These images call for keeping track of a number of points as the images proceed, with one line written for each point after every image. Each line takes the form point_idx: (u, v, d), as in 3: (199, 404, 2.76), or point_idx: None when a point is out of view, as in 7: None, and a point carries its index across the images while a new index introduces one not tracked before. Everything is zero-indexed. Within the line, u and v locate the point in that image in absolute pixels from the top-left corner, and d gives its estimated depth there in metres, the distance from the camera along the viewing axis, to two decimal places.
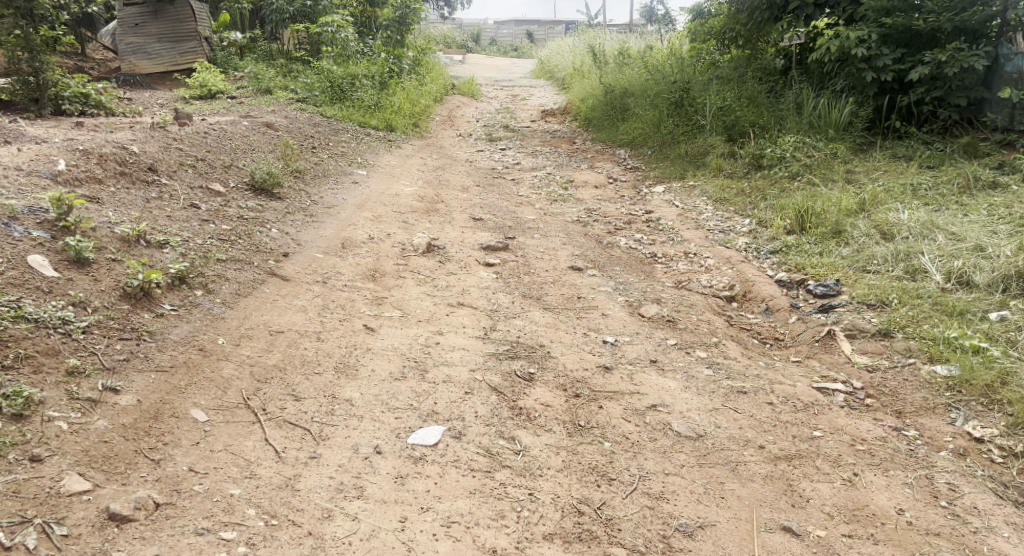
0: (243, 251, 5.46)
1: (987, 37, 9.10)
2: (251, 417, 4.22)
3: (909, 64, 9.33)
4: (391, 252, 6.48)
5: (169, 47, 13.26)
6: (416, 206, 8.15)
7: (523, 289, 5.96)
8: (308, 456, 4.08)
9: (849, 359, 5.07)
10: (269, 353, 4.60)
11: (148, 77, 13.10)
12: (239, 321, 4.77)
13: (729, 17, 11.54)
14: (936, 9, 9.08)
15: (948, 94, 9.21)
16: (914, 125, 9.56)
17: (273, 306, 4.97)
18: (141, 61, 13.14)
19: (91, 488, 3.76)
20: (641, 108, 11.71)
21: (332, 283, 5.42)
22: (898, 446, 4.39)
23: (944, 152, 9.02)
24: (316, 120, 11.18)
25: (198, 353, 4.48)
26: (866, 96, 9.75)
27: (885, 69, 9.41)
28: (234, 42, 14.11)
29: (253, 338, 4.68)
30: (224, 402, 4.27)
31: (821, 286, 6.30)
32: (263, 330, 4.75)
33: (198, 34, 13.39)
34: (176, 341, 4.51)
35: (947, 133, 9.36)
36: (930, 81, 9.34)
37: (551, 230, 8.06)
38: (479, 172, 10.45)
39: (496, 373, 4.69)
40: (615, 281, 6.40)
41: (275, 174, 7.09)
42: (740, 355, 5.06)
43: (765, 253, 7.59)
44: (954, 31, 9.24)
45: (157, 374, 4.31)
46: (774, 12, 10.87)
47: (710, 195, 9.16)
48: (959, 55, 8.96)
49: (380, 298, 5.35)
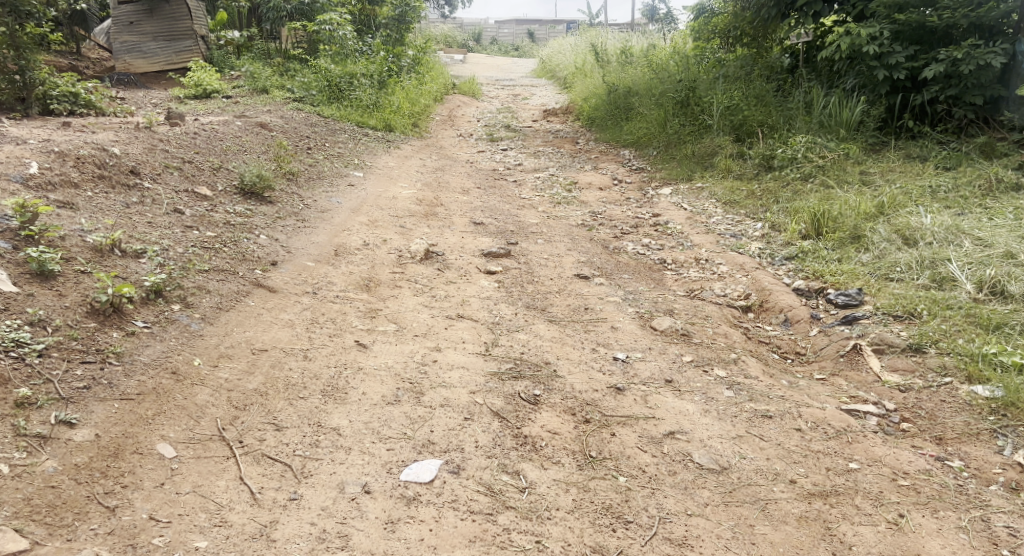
0: (228, 260, 5.11)
1: (1004, 34, 8.75)
2: (225, 451, 3.88)
3: (923, 62, 8.97)
4: (387, 259, 6.13)
5: (164, 45, 12.92)
6: (414, 210, 7.80)
7: (527, 300, 5.61)
8: (288, 498, 3.72)
9: (879, 377, 4.72)
10: (250, 376, 4.25)
11: (143, 78, 12.72)
12: (219, 339, 4.42)
13: (735, 14, 11.19)
14: (951, 5, 8.73)
15: (963, 93, 8.85)
16: (928, 125, 9.20)
17: (257, 321, 4.62)
18: (136, 60, 12.75)
19: (28, 547, 3.39)
20: (645, 107, 11.35)
21: (322, 295, 5.07)
22: (946, 481, 4.03)
23: (960, 152, 8.66)
24: (312, 120, 10.83)
25: (170, 378, 4.13)
26: (877, 95, 9.39)
27: (898, 66, 9.06)
28: (230, 40, 13.77)
29: (234, 359, 4.33)
30: (196, 435, 3.92)
31: (842, 296, 5.95)
32: (245, 349, 4.41)
33: (194, 33, 13.05)
34: (147, 364, 4.17)
35: (963, 132, 8.99)
36: (944, 79, 9.00)
37: (555, 234, 7.71)
38: (481, 173, 10.09)
39: (499, 395, 4.34)
40: (624, 290, 6.04)
41: (266, 176, 6.74)
42: (761, 373, 4.70)
43: (779, 260, 7.24)
44: (970, 28, 8.89)
45: (121, 403, 3.96)
46: (781, 9, 10.43)
47: (719, 197, 8.81)
48: (975, 52, 8.61)
49: (375, 310, 5.00)
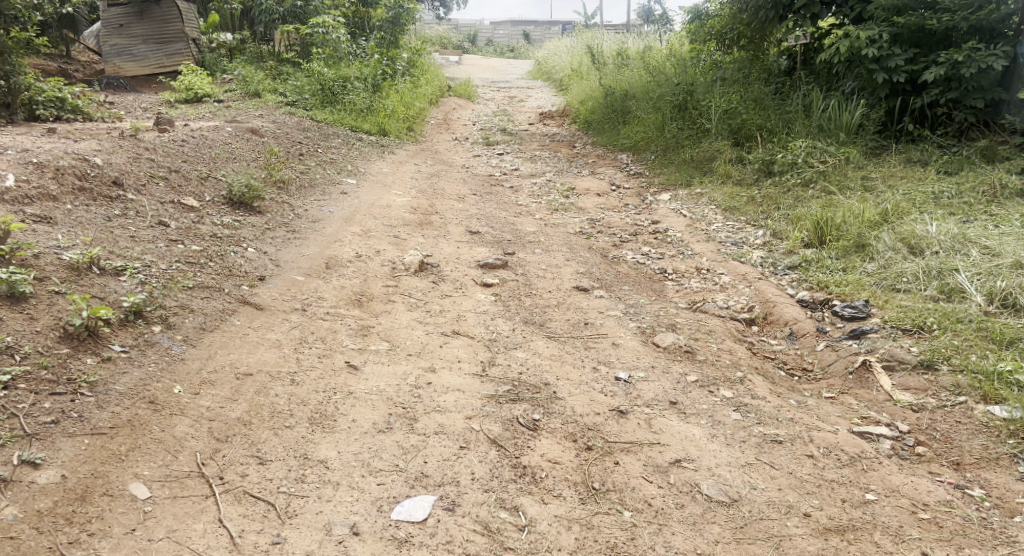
0: (213, 276, 4.92)
1: (1005, 36, 8.59)
2: (204, 490, 3.69)
3: (923, 65, 8.80)
4: (379, 272, 5.95)
5: (155, 48, 12.71)
6: (408, 219, 7.62)
7: (525, 315, 5.42)
8: (270, 541, 3.54)
9: (891, 396, 4.54)
10: (233, 404, 4.06)
11: (134, 81, 12.55)
12: (201, 364, 4.23)
13: (731, 16, 11.01)
14: (951, 7, 8.56)
15: (964, 96, 8.68)
16: (928, 128, 9.03)
17: (242, 343, 4.43)
18: (126, 62, 12.61)
19: None
20: (643, 111, 11.16)
21: (311, 311, 4.88)
22: (968, 513, 3.85)
23: (962, 156, 8.49)
24: (305, 125, 10.64)
25: (147, 408, 3.94)
26: (877, 98, 9.20)
27: (898, 70, 8.89)
28: (222, 44, 13.57)
29: (217, 385, 4.14)
30: (173, 472, 3.73)
31: (848, 308, 5.78)
32: (228, 373, 4.22)
33: (185, 36, 12.83)
34: (122, 393, 3.98)
35: (963, 136, 8.82)
36: (944, 82, 8.83)
37: (552, 243, 7.53)
38: (477, 179, 9.91)
39: (495, 421, 4.16)
40: (624, 303, 5.86)
41: (255, 186, 6.54)
42: (769, 394, 4.53)
43: (782, 269, 7.06)
44: (970, 31, 8.72)
45: (92, 438, 3.77)
46: (779, 12, 10.26)
47: (719, 203, 8.64)
48: (976, 55, 8.43)
49: (366, 327, 4.81)
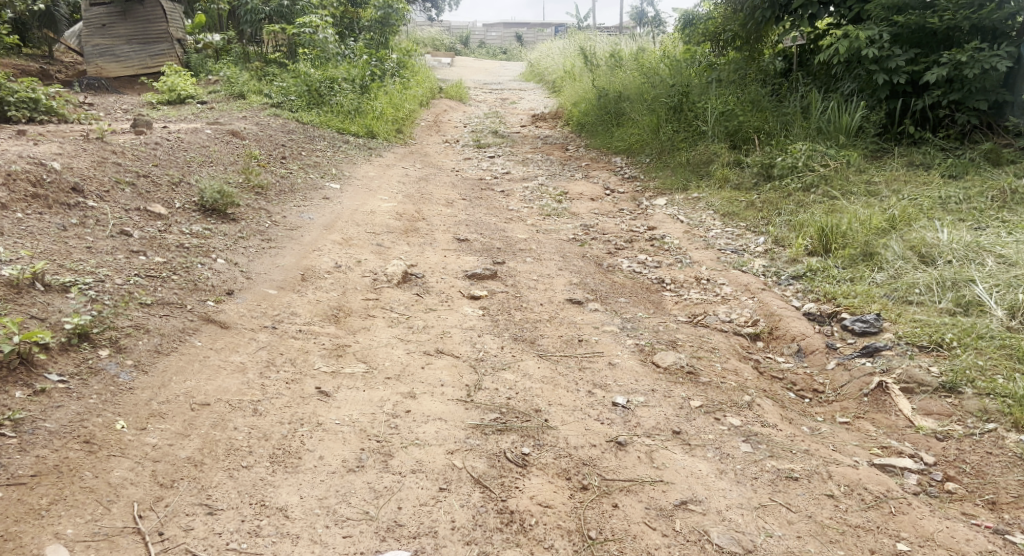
0: (175, 291, 4.54)
1: (1008, 36, 8.26)
2: (140, 548, 3.31)
3: (924, 65, 8.46)
4: (359, 283, 5.57)
5: (139, 49, 12.28)
6: (393, 226, 7.24)
7: (514, 331, 5.04)
8: None
9: (911, 422, 4.19)
10: (183, 441, 3.69)
11: (116, 81, 12.12)
12: (151, 394, 3.86)
13: (726, 16, 10.66)
14: (951, 7, 8.21)
15: (967, 98, 8.36)
16: (929, 131, 8.69)
17: (201, 367, 4.05)
18: (108, 64, 12.17)
19: None
20: (637, 112, 10.80)
21: (281, 330, 4.49)
22: None
23: (966, 159, 8.15)
24: (289, 127, 10.25)
25: (82, 450, 3.57)
26: (877, 100, 8.87)
27: (898, 70, 8.55)
28: (208, 44, 13.18)
29: (167, 419, 3.77)
30: (104, 527, 3.35)
31: (859, 321, 5.44)
32: (182, 405, 3.85)
33: (170, 36, 12.35)
34: (53, 433, 3.60)
35: (966, 139, 8.49)
36: (946, 83, 8.49)
37: (545, 251, 7.15)
38: (467, 183, 9.53)
39: (479, 456, 3.79)
40: (621, 317, 5.49)
41: (229, 192, 6.16)
42: (780, 421, 4.17)
43: (786, 279, 6.70)
44: (972, 30, 8.39)
45: (10, 490, 3.40)
46: (776, 12, 9.90)
47: (716, 208, 8.28)
48: (979, 55, 8.09)
49: (342, 345, 4.44)
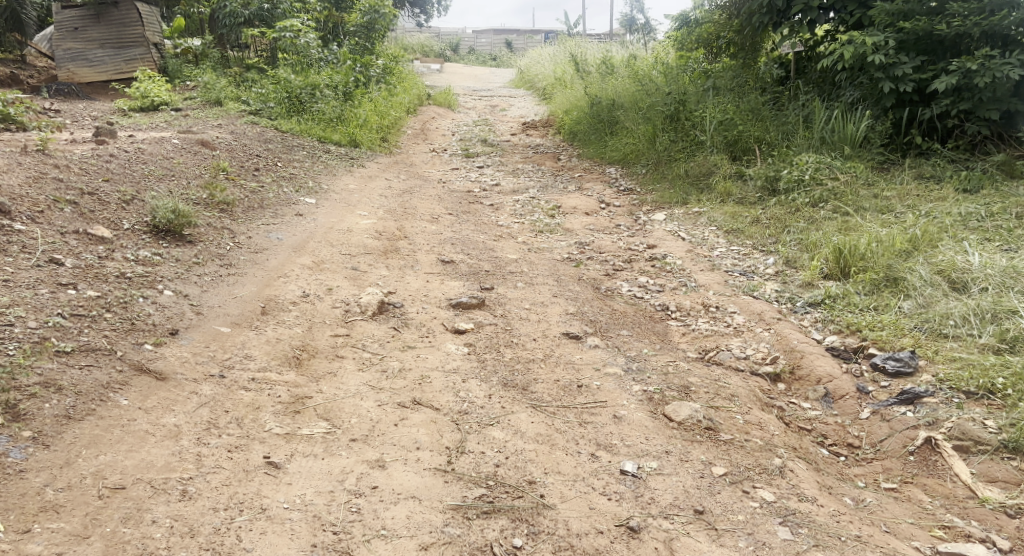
0: (105, 333, 3.91)
1: (1020, 43, 7.59)
2: None
3: (932, 74, 7.87)
4: (328, 316, 4.93)
5: (113, 53, 11.55)
6: (371, 246, 6.57)
7: (502, 374, 4.39)
8: None
9: (974, 493, 3.70)
10: (82, 544, 3.06)
11: (88, 88, 11.41)
12: (48, 478, 3.23)
13: (721, 22, 10.16)
14: (961, 12, 7.61)
15: (976, 107, 7.74)
16: (937, 141, 8.11)
17: (119, 438, 3.43)
18: (81, 68, 11.48)
19: None
20: (631, 121, 10.12)
21: (230, 379, 3.86)
22: None
23: (979, 172, 7.59)
24: (266, 136, 9.59)
25: None
26: (883, 109, 8.28)
27: (905, 78, 7.95)
28: (186, 48, 12.52)
29: (62, 515, 3.12)
30: None
31: (891, 360, 4.84)
32: (89, 490, 3.22)
33: (146, 41, 11.57)
34: None
35: (977, 150, 7.93)
36: (954, 92, 7.90)
37: (537, 274, 6.46)
38: (453, 196, 8.87)
39: (460, 551, 3.21)
40: (625, 355, 4.84)
41: (185, 210, 5.49)
42: (818, 493, 3.60)
43: (803, 307, 6.04)
44: (982, 36, 7.77)
45: None
46: (774, 18, 9.21)
47: (719, 224, 7.61)
48: (990, 63, 7.50)
49: (303, 396, 3.84)
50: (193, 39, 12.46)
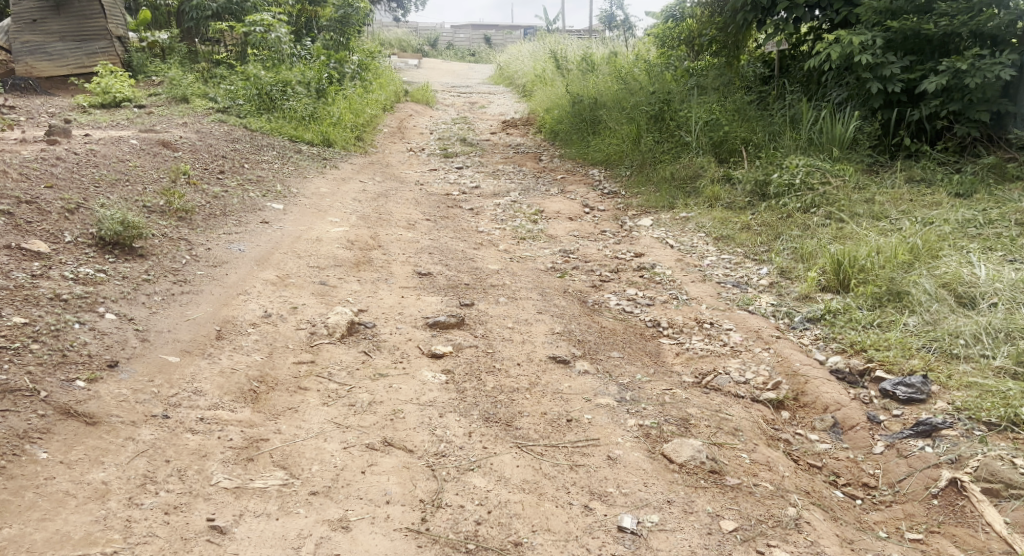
0: (30, 369, 3.54)
1: (1011, 43, 7.23)
2: None
3: (921, 74, 7.49)
4: (291, 339, 4.50)
5: (75, 46, 10.93)
6: (343, 257, 6.12)
7: (484, 408, 3.98)
8: None
9: (1011, 547, 3.42)
10: None
11: (47, 83, 10.71)
12: None
13: (702, 19, 9.64)
14: (950, 11, 7.24)
15: (967, 108, 7.36)
16: (926, 143, 7.73)
17: (30, 504, 3.05)
18: (40, 61, 10.76)
19: None
20: (614, 121, 9.67)
21: (175, 421, 3.50)
22: None
23: (969, 175, 7.22)
24: (234, 135, 9.12)
25: None
26: (871, 109, 7.90)
27: (893, 78, 7.58)
28: (154, 42, 11.97)
29: None
30: None
31: (902, 386, 4.46)
32: None
33: (110, 34, 11.07)
34: None
35: (967, 153, 7.54)
36: (944, 92, 7.52)
37: (520, 286, 6.01)
38: (431, 200, 8.43)
39: None
40: (617, 383, 4.42)
41: (135, 221, 5.07)
42: (840, 549, 3.34)
43: (800, 322, 5.54)
44: (971, 36, 7.39)
45: None
46: (758, 15, 8.85)
47: (708, 230, 7.18)
48: (980, 63, 7.13)
49: (259, 439, 3.48)
50: (160, 33, 11.96)
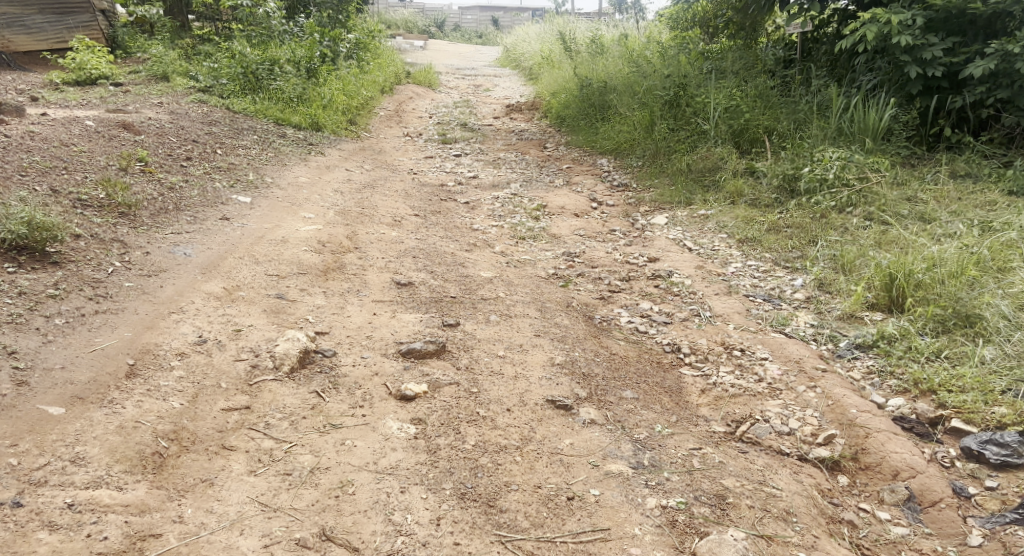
0: None
1: None
2: None
3: (965, 57, 6.48)
4: (225, 373, 3.54)
5: (54, 19, 9.83)
6: (309, 260, 5.15)
7: (460, 478, 3.22)
8: None
9: None
10: None
11: (23, 58, 9.56)
12: None
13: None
14: None
15: (1017, 96, 6.35)
16: (970, 134, 6.74)
17: None
18: (18, 35, 9.51)
19: None
20: (626, 106, 8.68)
21: (32, 509, 2.91)
22: None
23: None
24: (211, 117, 8.17)
25: None
26: (907, 96, 6.90)
27: (933, 63, 6.57)
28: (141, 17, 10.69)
29: None
30: None
31: (992, 445, 3.60)
32: None
33: (94, 7, 10.13)
34: None
35: (1016, 145, 6.53)
36: (991, 78, 6.51)
37: (514, 299, 5.03)
38: (423, 191, 7.51)
39: None
40: (632, 440, 3.51)
41: (45, 221, 4.23)
42: None
43: (847, 350, 4.34)
44: None
45: None
46: None
47: (731, 231, 6.17)
48: None
49: (147, 536, 2.90)
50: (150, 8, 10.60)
